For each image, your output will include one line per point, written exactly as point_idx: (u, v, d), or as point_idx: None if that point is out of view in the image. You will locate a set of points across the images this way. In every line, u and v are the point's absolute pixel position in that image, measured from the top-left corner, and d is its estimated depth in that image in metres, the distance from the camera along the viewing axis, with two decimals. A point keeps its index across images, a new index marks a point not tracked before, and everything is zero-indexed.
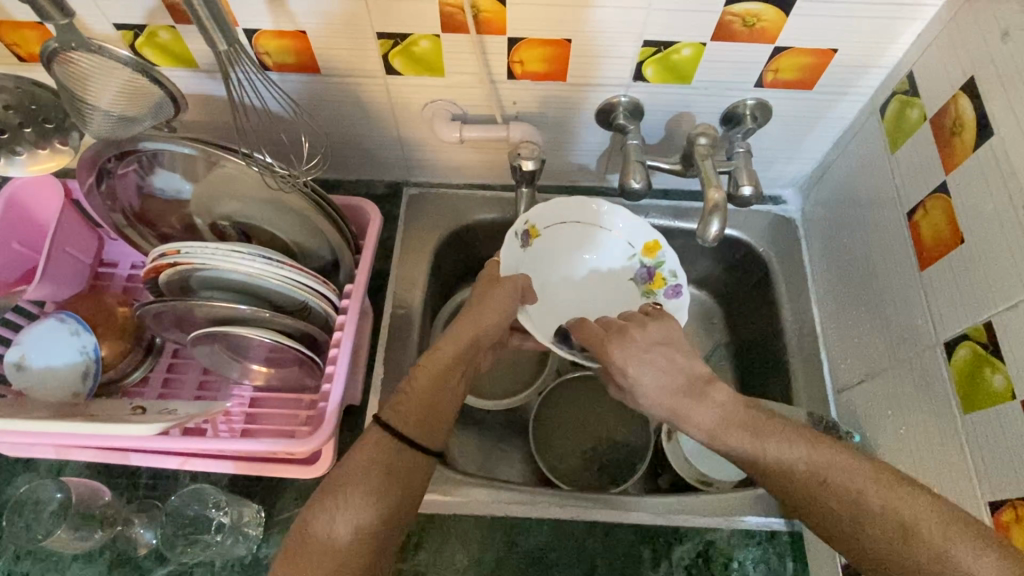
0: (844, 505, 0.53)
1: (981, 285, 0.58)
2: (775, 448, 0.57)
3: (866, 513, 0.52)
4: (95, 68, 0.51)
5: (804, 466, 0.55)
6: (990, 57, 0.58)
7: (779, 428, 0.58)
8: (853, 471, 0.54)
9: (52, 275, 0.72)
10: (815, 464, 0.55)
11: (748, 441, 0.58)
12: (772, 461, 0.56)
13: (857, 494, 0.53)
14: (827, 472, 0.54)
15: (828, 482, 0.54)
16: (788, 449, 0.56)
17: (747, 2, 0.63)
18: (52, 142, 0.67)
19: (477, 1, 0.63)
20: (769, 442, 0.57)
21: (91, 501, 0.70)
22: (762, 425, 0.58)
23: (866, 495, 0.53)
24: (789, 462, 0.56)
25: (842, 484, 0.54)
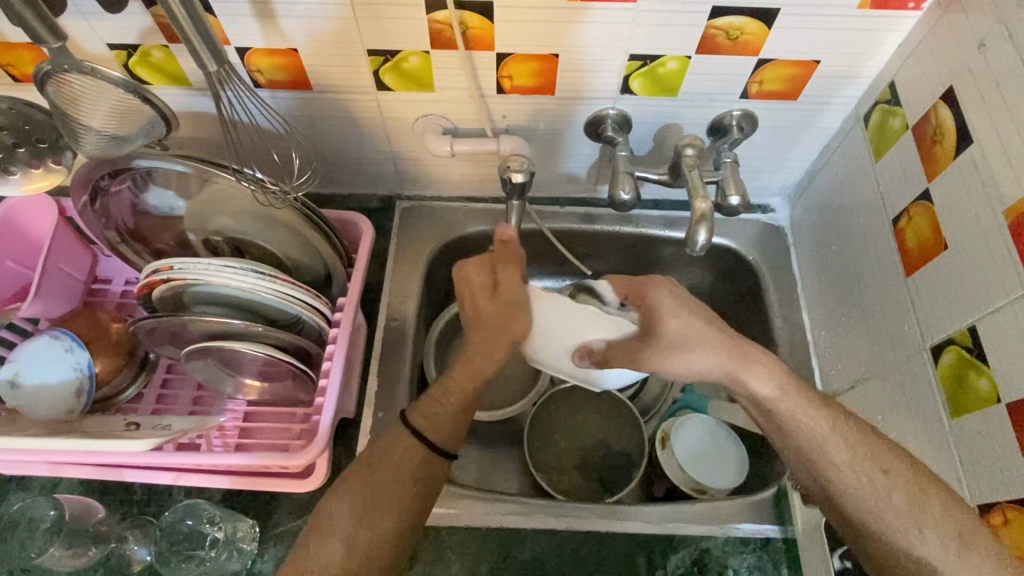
0: (870, 503, 0.57)
1: (964, 290, 0.59)
2: (824, 441, 0.59)
3: (891, 517, 0.56)
4: (87, 89, 0.52)
5: (846, 463, 0.58)
6: (968, 67, 0.59)
7: (831, 423, 0.60)
8: (891, 475, 0.57)
9: (45, 292, 0.73)
10: (857, 462, 0.58)
11: (799, 431, 0.60)
12: (818, 453, 0.59)
13: (885, 496, 0.56)
14: (864, 471, 0.58)
15: (864, 481, 0.57)
16: (835, 445, 0.59)
17: (730, 15, 0.64)
18: (46, 162, 0.67)
19: (465, 17, 0.65)
20: (819, 433, 0.60)
21: (85, 518, 0.70)
22: (814, 414, 0.61)
23: (895, 500, 0.56)
24: (831, 457, 0.59)
25: (875, 484, 0.57)
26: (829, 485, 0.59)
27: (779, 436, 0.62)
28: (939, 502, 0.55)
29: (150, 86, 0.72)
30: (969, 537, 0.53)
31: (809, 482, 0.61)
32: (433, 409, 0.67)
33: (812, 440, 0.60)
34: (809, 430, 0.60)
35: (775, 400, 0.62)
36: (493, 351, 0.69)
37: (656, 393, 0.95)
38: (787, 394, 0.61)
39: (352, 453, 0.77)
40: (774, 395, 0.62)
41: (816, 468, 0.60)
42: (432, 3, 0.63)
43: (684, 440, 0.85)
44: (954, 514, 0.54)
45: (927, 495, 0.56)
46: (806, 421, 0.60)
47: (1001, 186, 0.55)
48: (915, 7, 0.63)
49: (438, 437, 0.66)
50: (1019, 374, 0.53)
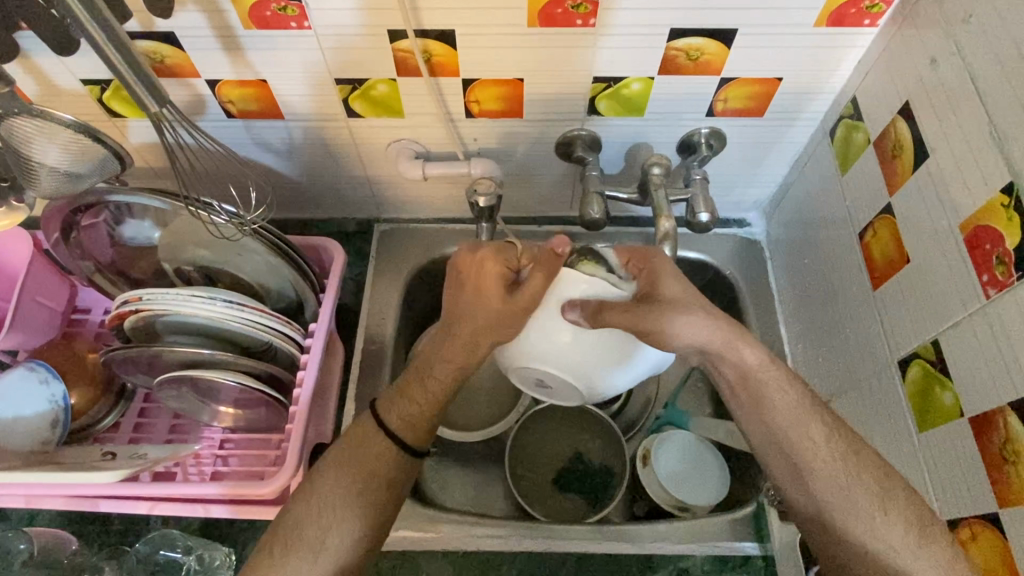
0: (841, 481, 0.58)
1: (926, 305, 0.59)
2: (801, 421, 0.60)
3: (856, 499, 0.57)
4: (39, 130, 0.53)
5: (821, 442, 0.60)
6: (923, 82, 0.59)
7: (808, 406, 0.61)
8: (860, 461, 0.59)
9: (22, 325, 0.74)
10: (832, 444, 0.60)
11: (777, 408, 0.61)
12: (796, 433, 0.60)
13: (851, 479, 0.58)
14: (838, 452, 0.59)
15: (836, 461, 0.59)
16: (813, 426, 0.60)
17: (689, 36, 0.65)
18: (8, 201, 0.64)
19: (428, 46, 0.66)
20: (788, 411, 0.61)
21: (57, 550, 0.69)
22: (793, 392, 0.62)
23: (863, 483, 0.58)
24: (809, 437, 0.60)
25: (846, 463, 0.59)
26: (804, 468, 0.60)
27: (760, 421, 0.62)
28: (904, 492, 0.57)
29: (124, 119, 0.73)
30: (925, 526, 0.55)
31: (780, 464, 0.61)
32: (404, 408, 0.66)
33: (795, 421, 0.60)
34: (789, 410, 0.61)
35: (761, 376, 0.62)
36: (476, 346, 0.63)
37: (639, 409, 0.94)
38: (773, 374, 0.62)
39: None
40: (763, 368, 0.62)
41: (791, 450, 0.60)
42: (394, 33, 0.64)
43: (666, 458, 0.84)
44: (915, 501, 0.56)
45: (889, 480, 0.58)
46: (788, 398, 0.61)
47: (958, 199, 0.55)
48: (871, 24, 0.64)
49: (412, 437, 0.66)
50: (980, 389, 0.53)
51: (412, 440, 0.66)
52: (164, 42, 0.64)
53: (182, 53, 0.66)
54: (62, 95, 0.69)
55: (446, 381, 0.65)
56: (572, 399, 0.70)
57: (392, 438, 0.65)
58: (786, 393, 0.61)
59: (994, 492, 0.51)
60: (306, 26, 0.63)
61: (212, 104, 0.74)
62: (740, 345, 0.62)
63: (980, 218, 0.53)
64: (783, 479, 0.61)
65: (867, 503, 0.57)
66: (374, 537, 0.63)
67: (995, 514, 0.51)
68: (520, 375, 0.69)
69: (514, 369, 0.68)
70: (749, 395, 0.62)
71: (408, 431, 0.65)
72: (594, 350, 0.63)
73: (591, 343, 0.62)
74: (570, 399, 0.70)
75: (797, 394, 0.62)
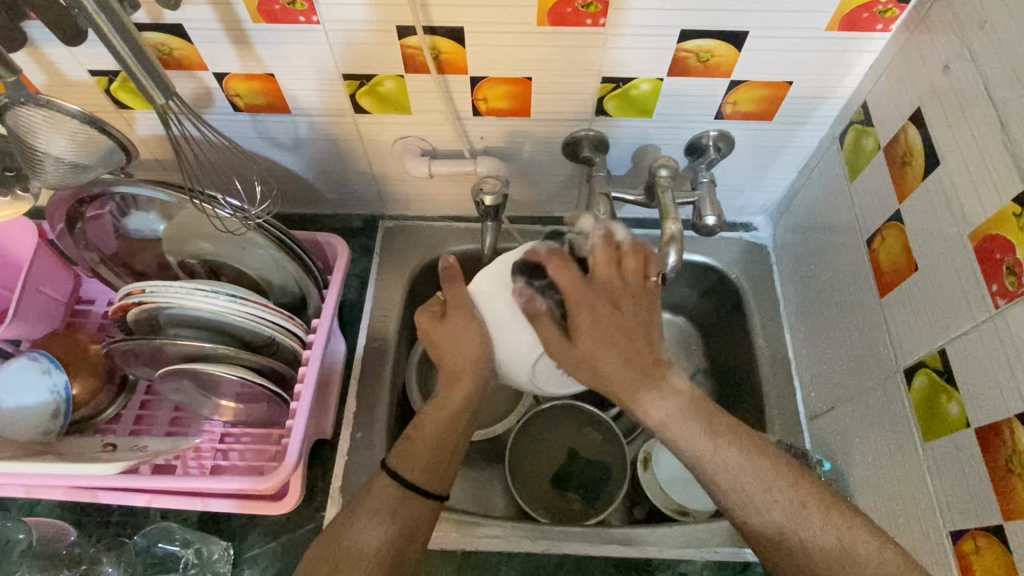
0: (757, 519, 0.57)
1: (935, 313, 0.59)
2: (713, 458, 0.58)
3: (779, 532, 0.56)
4: (45, 120, 0.52)
5: (727, 482, 0.58)
6: (935, 89, 0.59)
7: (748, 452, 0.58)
8: (808, 517, 0.56)
9: (25, 314, 0.74)
10: (739, 479, 0.57)
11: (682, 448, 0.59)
12: (743, 487, 0.57)
13: (811, 527, 0.55)
14: (746, 489, 0.57)
15: (791, 512, 0.56)
16: (759, 474, 0.57)
17: (699, 38, 0.64)
18: (13, 190, 0.64)
19: (436, 43, 0.65)
20: (733, 462, 0.58)
21: (56, 541, 0.70)
22: (729, 439, 0.59)
23: (824, 533, 0.55)
24: (758, 491, 0.57)
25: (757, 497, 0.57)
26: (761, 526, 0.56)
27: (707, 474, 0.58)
28: (825, 517, 0.56)
29: (130, 111, 0.73)
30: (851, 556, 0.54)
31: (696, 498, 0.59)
32: (406, 448, 0.66)
33: (705, 466, 0.58)
34: (733, 463, 0.58)
35: (668, 426, 0.60)
36: (459, 378, 0.67)
37: None
38: (684, 419, 0.59)
39: (329, 475, 0.77)
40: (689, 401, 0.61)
41: (742, 512, 0.57)
42: (403, 29, 0.63)
43: (667, 463, 0.84)
44: (841, 527, 0.55)
45: (806, 506, 0.56)
46: (688, 439, 0.59)
47: (968, 207, 0.55)
48: (883, 29, 0.63)
49: (420, 476, 0.64)
50: (987, 399, 0.52)
51: (419, 483, 0.64)
52: (172, 34, 0.64)
53: (190, 45, 0.66)
54: (68, 85, 0.69)
55: (446, 421, 0.66)
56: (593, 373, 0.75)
57: (397, 481, 0.64)
58: (703, 435, 0.59)
59: (998, 504, 0.51)
60: (314, 21, 0.63)
61: (219, 98, 0.73)
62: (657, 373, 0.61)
63: (990, 227, 0.52)
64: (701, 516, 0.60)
65: (834, 551, 0.54)
66: (408, 550, 0.63)
67: (1000, 527, 0.50)
68: (542, 369, 0.70)
69: (534, 368, 0.69)
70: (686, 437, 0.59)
71: (411, 469, 0.65)
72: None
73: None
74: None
75: (729, 438, 0.59)
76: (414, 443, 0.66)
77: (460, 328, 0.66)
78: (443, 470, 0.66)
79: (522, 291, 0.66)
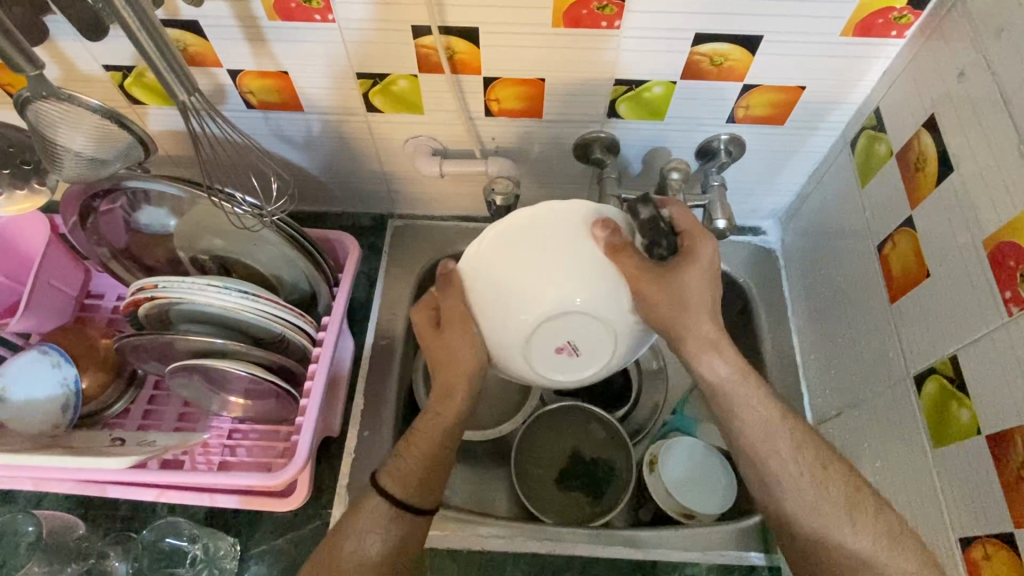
0: (809, 495, 0.59)
1: (947, 319, 0.59)
2: (777, 433, 0.62)
3: (829, 511, 0.58)
4: (65, 114, 0.52)
5: (789, 456, 0.61)
6: (950, 96, 0.59)
7: (780, 415, 0.62)
8: (827, 473, 0.60)
9: (35, 308, 0.74)
10: (801, 456, 0.61)
11: (750, 424, 0.62)
12: (764, 446, 0.61)
13: (821, 489, 0.59)
14: (806, 465, 0.60)
15: (806, 475, 0.60)
16: (782, 439, 0.61)
17: (713, 42, 0.64)
18: (30, 183, 0.65)
19: (451, 43, 0.65)
20: (765, 422, 0.62)
21: (66, 534, 0.71)
22: (765, 405, 0.63)
23: (834, 496, 0.59)
24: (778, 451, 0.61)
25: (816, 475, 0.60)
26: (772, 476, 0.61)
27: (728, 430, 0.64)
28: (873, 505, 0.58)
29: (144, 106, 0.73)
30: (897, 536, 0.57)
31: (751, 473, 0.62)
32: (396, 464, 0.66)
33: (764, 434, 0.62)
34: (758, 424, 0.62)
35: (733, 385, 0.64)
36: (453, 393, 0.68)
37: (647, 415, 0.93)
38: (746, 389, 0.63)
39: (336, 472, 0.77)
40: (731, 376, 0.64)
41: (759, 460, 0.62)
42: (418, 28, 0.63)
43: (674, 464, 0.83)
44: (885, 516, 0.58)
45: (859, 493, 0.59)
46: (758, 413, 0.62)
47: (982, 214, 0.55)
48: (898, 35, 0.63)
49: (406, 493, 0.64)
50: (998, 405, 0.52)
51: (405, 497, 0.64)
52: (187, 30, 0.64)
53: (205, 42, 0.66)
54: (83, 80, 0.69)
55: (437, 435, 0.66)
56: (601, 352, 0.70)
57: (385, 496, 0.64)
58: (771, 417, 0.62)
59: (1009, 511, 0.51)
60: (330, 19, 0.63)
61: (232, 94, 0.74)
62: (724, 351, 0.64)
63: (1005, 235, 0.52)
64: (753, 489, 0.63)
65: (837, 514, 0.58)
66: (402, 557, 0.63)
67: (1010, 533, 0.50)
68: (536, 350, 0.69)
69: (526, 356, 0.69)
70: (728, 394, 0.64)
71: (399, 486, 0.64)
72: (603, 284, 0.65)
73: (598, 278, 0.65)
74: (600, 353, 0.71)
75: (770, 399, 0.63)
76: (405, 459, 0.66)
77: (458, 329, 0.67)
78: (432, 483, 0.66)
79: (607, 225, 0.62)
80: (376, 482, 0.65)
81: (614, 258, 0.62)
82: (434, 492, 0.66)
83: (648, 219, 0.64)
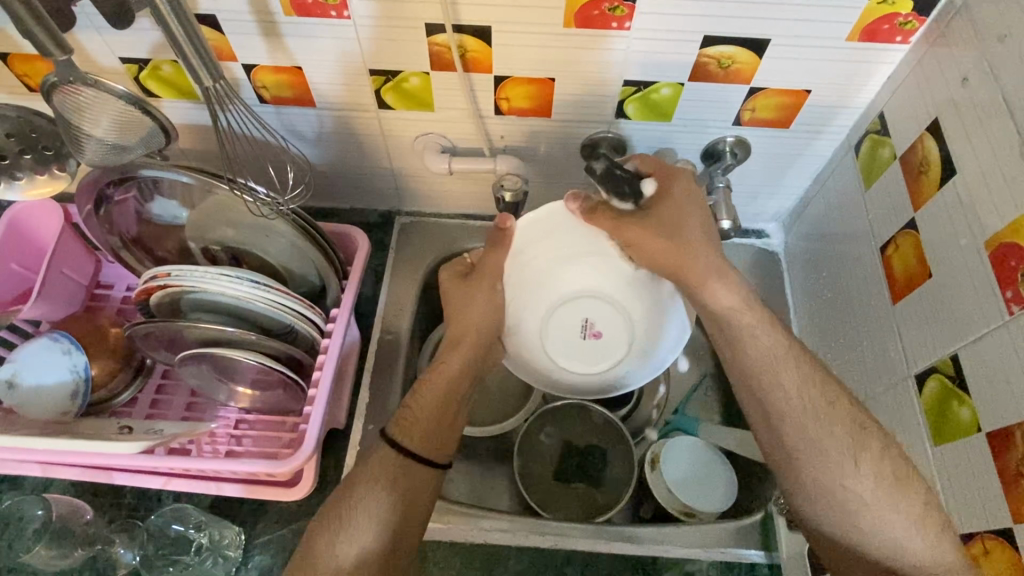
0: (813, 434, 0.62)
1: (948, 320, 0.60)
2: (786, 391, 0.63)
3: (830, 450, 0.61)
4: (92, 99, 0.54)
5: (799, 405, 0.63)
6: (954, 100, 0.60)
7: (788, 349, 0.66)
8: (834, 411, 0.62)
9: (47, 295, 0.75)
10: (805, 404, 0.62)
11: (756, 358, 0.66)
12: (768, 376, 0.65)
13: (824, 426, 0.62)
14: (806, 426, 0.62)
15: (810, 410, 0.63)
16: (788, 374, 0.64)
17: (721, 44, 0.66)
18: (51, 168, 0.69)
19: (464, 41, 0.66)
20: (772, 355, 0.65)
21: (73, 519, 0.71)
22: (774, 337, 0.66)
23: (837, 434, 0.62)
24: (784, 385, 0.64)
25: (817, 428, 0.61)
26: (774, 409, 0.64)
27: (740, 364, 0.67)
28: (879, 442, 0.61)
29: (159, 99, 0.74)
30: (905, 478, 0.58)
31: (756, 406, 0.66)
32: (408, 419, 0.68)
33: (768, 362, 0.65)
34: (765, 353, 0.66)
35: (739, 314, 0.68)
36: (461, 342, 0.73)
37: (648, 414, 0.94)
38: (751, 312, 0.68)
39: (340, 464, 0.78)
40: (735, 309, 0.68)
41: (764, 397, 0.65)
42: (432, 26, 0.64)
43: (676, 462, 0.83)
44: (890, 455, 0.60)
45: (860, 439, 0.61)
46: (764, 342, 0.66)
47: (984, 217, 0.56)
48: (903, 41, 0.64)
49: (416, 443, 0.67)
50: (998, 404, 0.53)
51: (422, 450, 0.67)
52: (204, 25, 0.65)
53: (221, 35, 0.67)
54: (100, 73, 0.70)
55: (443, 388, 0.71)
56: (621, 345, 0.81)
57: (395, 446, 0.66)
58: (775, 382, 0.64)
59: (1008, 507, 0.51)
60: (345, 15, 0.64)
61: (247, 89, 0.75)
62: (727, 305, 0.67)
63: (1005, 235, 0.53)
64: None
65: (839, 455, 0.61)
66: (411, 521, 0.65)
67: (1008, 529, 0.51)
68: (555, 332, 0.82)
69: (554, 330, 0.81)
70: (739, 321, 0.67)
71: (409, 438, 0.67)
72: (617, 270, 0.80)
73: (610, 268, 0.80)
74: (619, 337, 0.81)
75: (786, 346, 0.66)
76: (413, 413, 0.69)
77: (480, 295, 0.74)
78: (444, 439, 0.69)
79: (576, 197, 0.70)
80: (384, 433, 0.68)
81: (593, 218, 0.70)
82: (445, 445, 0.70)
83: (602, 172, 0.67)
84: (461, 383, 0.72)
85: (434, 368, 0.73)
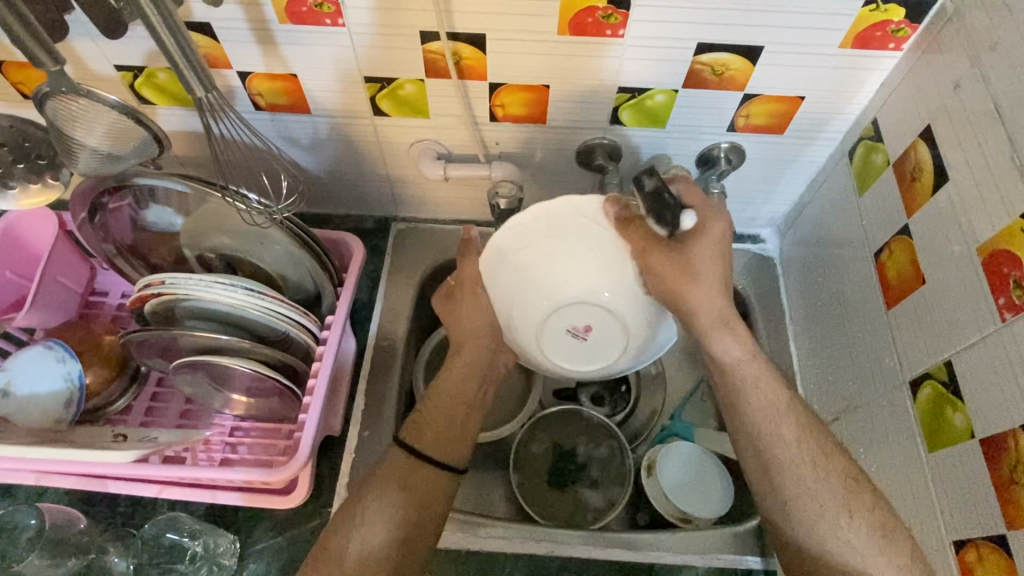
0: (809, 485, 0.62)
1: (942, 327, 0.60)
2: (777, 425, 0.64)
3: (824, 501, 0.61)
4: (84, 109, 0.54)
5: (793, 441, 0.63)
6: (946, 107, 0.60)
7: (788, 403, 0.65)
8: (830, 463, 0.62)
9: (41, 303, 0.75)
10: (804, 447, 0.63)
11: (756, 406, 0.65)
12: (768, 428, 0.64)
13: (819, 481, 0.62)
14: (808, 455, 0.63)
15: (805, 463, 0.62)
16: (787, 426, 0.64)
17: (715, 52, 0.66)
18: (44, 178, 0.68)
19: (458, 48, 0.66)
20: (769, 408, 0.64)
21: (67, 528, 0.72)
22: (775, 391, 0.65)
23: (831, 487, 0.61)
24: (781, 436, 0.64)
25: (815, 470, 0.62)
26: (772, 461, 0.63)
27: (739, 417, 0.66)
28: (871, 494, 0.61)
29: (154, 106, 0.74)
30: (890, 531, 0.59)
31: (751, 457, 0.65)
32: (419, 425, 0.71)
33: (769, 418, 0.64)
34: (765, 407, 0.65)
35: (740, 367, 0.66)
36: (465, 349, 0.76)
37: (644, 420, 0.94)
38: (756, 366, 0.66)
39: (336, 471, 0.77)
40: (745, 360, 0.66)
41: (758, 444, 0.64)
42: (427, 34, 0.64)
43: (672, 468, 0.83)
44: (880, 507, 0.60)
45: (832, 461, 0.62)
46: (765, 395, 0.65)
47: (976, 223, 0.56)
48: (895, 48, 0.64)
49: (429, 445, 0.69)
50: (992, 410, 0.53)
51: (439, 454, 0.69)
52: (200, 33, 0.65)
53: (216, 43, 0.67)
54: (94, 81, 0.71)
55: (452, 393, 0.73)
56: (609, 350, 0.73)
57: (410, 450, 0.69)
58: (776, 432, 0.64)
59: (1002, 513, 0.51)
60: (340, 23, 0.64)
61: (242, 96, 0.75)
62: (716, 337, 0.66)
63: (999, 243, 0.53)
64: (753, 478, 0.65)
65: (833, 506, 0.61)
66: (423, 520, 0.66)
67: (1002, 536, 0.51)
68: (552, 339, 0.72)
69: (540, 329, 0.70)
70: (744, 376, 0.66)
71: (423, 441, 0.70)
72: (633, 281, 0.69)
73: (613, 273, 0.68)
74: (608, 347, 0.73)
75: None
76: (424, 419, 0.72)
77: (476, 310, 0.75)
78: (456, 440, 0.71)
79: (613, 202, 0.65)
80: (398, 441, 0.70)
81: (625, 232, 0.65)
82: (459, 448, 0.71)
83: (651, 190, 0.61)
84: (469, 389, 0.74)
85: (439, 380, 0.75)
